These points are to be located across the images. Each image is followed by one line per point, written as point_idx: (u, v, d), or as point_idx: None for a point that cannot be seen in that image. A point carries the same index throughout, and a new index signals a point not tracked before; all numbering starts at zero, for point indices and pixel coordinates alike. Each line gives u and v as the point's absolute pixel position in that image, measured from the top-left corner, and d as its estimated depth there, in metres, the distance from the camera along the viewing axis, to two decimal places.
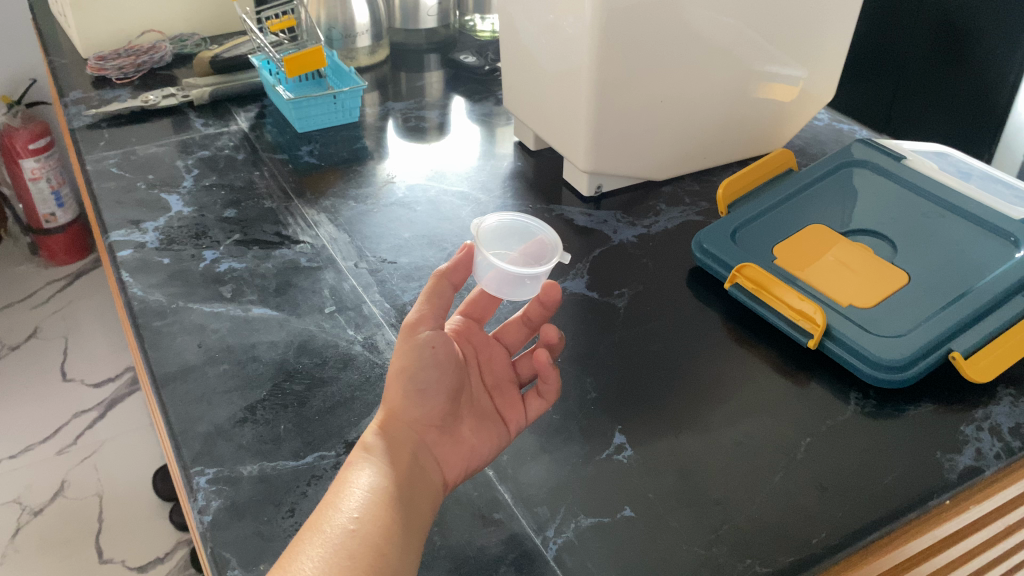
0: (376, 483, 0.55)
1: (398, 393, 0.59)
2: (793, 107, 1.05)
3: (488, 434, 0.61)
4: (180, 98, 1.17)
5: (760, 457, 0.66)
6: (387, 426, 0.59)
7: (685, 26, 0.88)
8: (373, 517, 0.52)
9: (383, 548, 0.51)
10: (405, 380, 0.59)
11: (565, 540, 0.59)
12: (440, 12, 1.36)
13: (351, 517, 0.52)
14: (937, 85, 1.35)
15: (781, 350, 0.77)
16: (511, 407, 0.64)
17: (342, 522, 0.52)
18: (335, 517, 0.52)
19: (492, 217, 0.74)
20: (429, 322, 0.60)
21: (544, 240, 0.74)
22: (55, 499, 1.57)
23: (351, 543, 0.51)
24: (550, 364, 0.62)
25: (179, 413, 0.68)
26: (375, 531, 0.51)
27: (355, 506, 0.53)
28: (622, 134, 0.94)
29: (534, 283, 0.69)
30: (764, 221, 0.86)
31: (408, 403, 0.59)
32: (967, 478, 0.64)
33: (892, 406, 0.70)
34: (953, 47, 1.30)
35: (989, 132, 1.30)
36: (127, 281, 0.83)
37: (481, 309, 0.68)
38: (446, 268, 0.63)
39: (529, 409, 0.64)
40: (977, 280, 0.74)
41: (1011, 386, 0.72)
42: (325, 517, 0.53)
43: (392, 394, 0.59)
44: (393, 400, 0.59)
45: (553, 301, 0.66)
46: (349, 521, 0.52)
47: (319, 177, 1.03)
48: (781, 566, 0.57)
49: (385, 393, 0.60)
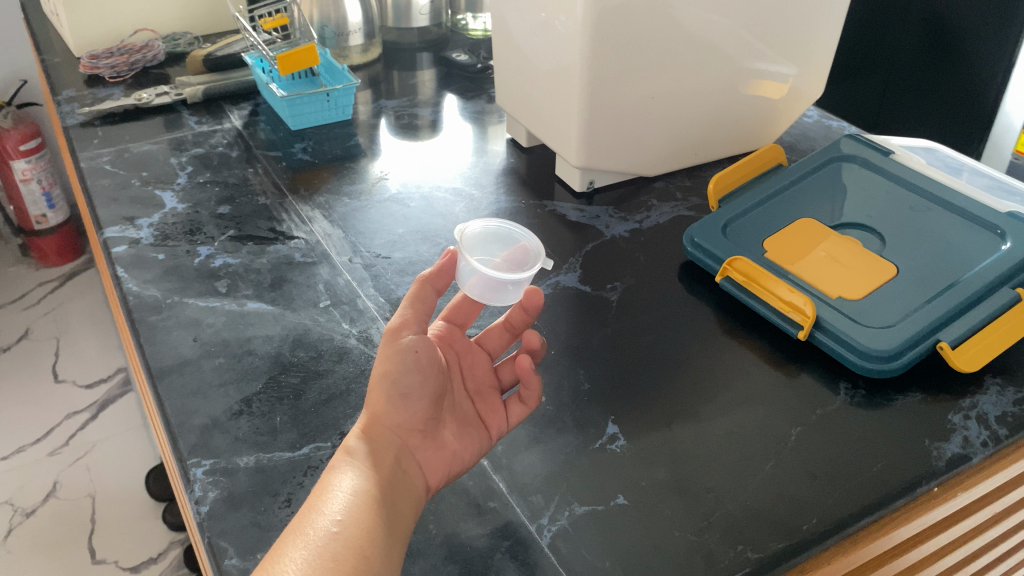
0: (359, 486, 0.54)
1: (381, 397, 0.59)
2: (783, 103, 1.06)
3: (469, 441, 0.61)
4: (173, 96, 1.18)
5: (751, 446, 0.67)
6: (369, 430, 0.58)
7: (676, 25, 0.89)
8: (356, 520, 0.51)
9: (367, 552, 0.50)
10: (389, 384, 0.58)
11: (559, 527, 0.60)
12: (432, 11, 1.37)
13: (334, 520, 0.51)
14: (925, 83, 1.37)
15: (771, 341, 0.78)
16: (493, 412, 0.64)
17: (325, 525, 0.51)
18: (318, 520, 0.51)
19: (477, 222, 0.75)
20: (412, 327, 0.60)
21: (527, 245, 0.74)
22: (48, 500, 1.57)
23: (334, 546, 0.50)
24: (531, 372, 0.63)
25: (176, 406, 0.69)
26: (359, 535, 0.51)
27: (338, 509, 0.52)
28: (613, 130, 0.95)
29: (516, 288, 0.70)
30: (755, 215, 0.87)
31: (391, 408, 0.59)
32: (955, 465, 0.65)
33: (880, 395, 0.71)
34: (941, 46, 1.31)
35: (980, 125, 1.32)
36: (122, 277, 0.83)
37: (464, 316, 0.68)
38: (430, 273, 0.62)
39: (511, 416, 0.64)
40: (964, 271, 0.75)
41: (999, 375, 0.73)
42: (308, 518, 0.52)
43: (374, 398, 0.59)
44: (376, 404, 0.59)
45: (535, 306, 0.68)
46: (332, 524, 0.51)
47: (313, 174, 1.03)
48: (772, 552, 0.58)
49: (367, 397, 0.60)
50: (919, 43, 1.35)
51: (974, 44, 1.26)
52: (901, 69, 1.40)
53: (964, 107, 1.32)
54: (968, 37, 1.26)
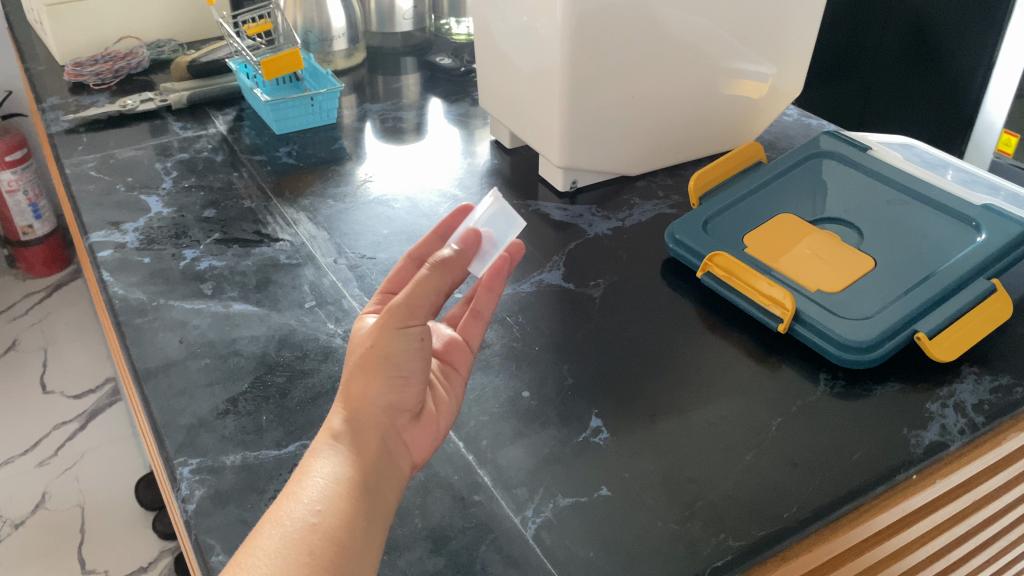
0: (341, 474, 0.51)
1: (379, 379, 0.55)
2: (763, 103, 1.08)
3: (447, 413, 0.61)
4: (158, 103, 1.18)
5: (731, 437, 0.68)
6: (356, 410, 0.55)
7: (655, 26, 0.90)
8: (335, 511, 0.49)
9: (347, 543, 0.48)
10: (387, 367, 0.55)
11: (544, 519, 0.60)
12: (415, 15, 1.39)
13: (312, 510, 0.49)
14: (922, 69, 1.41)
15: (752, 335, 0.79)
16: (458, 356, 0.64)
17: (302, 515, 0.49)
18: (294, 510, 0.49)
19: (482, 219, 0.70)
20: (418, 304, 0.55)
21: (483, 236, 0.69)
22: (36, 511, 1.56)
23: (311, 538, 0.48)
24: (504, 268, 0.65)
25: (162, 406, 0.69)
26: (337, 525, 0.49)
27: (317, 497, 0.50)
28: (595, 131, 0.96)
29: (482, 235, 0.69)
30: (735, 211, 0.88)
31: (385, 390, 0.55)
32: (932, 453, 0.66)
33: (860, 386, 0.72)
34: (926, 29, 1.37)
35: (976, 109, 1.36)
36: (107, 280, 0.84)
37: (427, 249, 0.67)
38: (447, 259, 0.56)
39: (470, 340, 0.65)
40: (941, 263, 0.76)
41: (976, 364, 0.74)
42: (285, 508, 0.50)
43: (366, 377, 0.55)
44: (367, 385, 0.55)
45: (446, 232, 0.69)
46: (310, 514, 0.49)
47: (298, 178, 1.04)
48: (754, 539, 0.59)
49: (356, 374, 0.55)
50: (907, 33, 1.40)
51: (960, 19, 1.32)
52: (893, 59, 1.45)
53: (959, 85, 1.37)
54: (950, 18, 1.33)
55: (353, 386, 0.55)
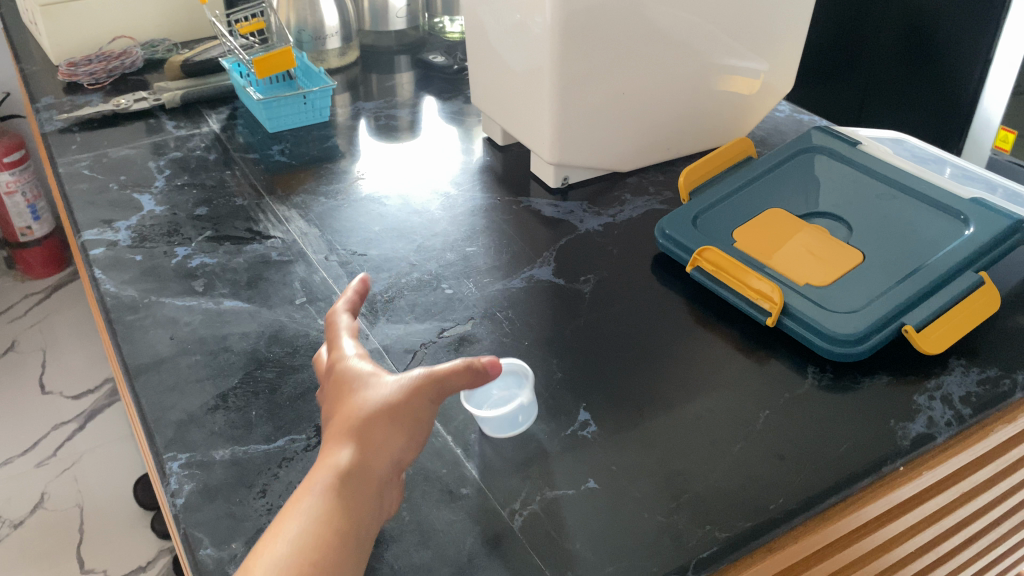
0: (338, 522, 0.51)
1: (397, 436, 0.55)
2: (755, 99, 1.08)
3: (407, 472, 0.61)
4: (152, 101, 1.19)
5: (719, 430, 0.68)
6: (369, 457, 0.54)
7: (645, 22, 0.90)
8: (326, 563, 0.49)
9: None
10: (409, 429, 0.56)
11: (531, 511, 0.61)
12: (409, 13, 1.39)
13: (304, 555, 0.49)
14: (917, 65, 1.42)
15: (741, 328, 0.79)
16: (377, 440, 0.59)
17: (291, 559, 0.49)
18: (283, 550, 0.49)
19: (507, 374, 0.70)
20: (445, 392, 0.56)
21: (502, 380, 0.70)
22: (35, 511, 1.57)
23: None
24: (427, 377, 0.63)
25: (152, 402, 0.70)
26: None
27: (310, 541, 0.50)
28: (586, 127, 0.97)
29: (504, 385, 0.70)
30: (725, 206, 0.88)
31: (398, 451, 0.55)
32: (919, 445, 0.66)
33: (848, 378, 0.73)
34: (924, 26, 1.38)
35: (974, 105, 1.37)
36: (99, 278, 0.84)
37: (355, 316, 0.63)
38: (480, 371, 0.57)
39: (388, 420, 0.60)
40: (929, 256, 0.77)
41: (963, 357, 0.74)
42: (273, 546, 0.50)
43: (386, 430, 0.55)
44: (386, 436, 0.55)
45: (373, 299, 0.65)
46: (301, 560, 0.49)
47: (291, 176, 1.04)
48: (739, 531, 0.59)
49: (378, 422, 0.55)
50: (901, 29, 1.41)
51: (958, 12, 1.33)
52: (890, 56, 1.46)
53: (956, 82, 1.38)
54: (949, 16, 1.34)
55: (373, 431, 0.55)
